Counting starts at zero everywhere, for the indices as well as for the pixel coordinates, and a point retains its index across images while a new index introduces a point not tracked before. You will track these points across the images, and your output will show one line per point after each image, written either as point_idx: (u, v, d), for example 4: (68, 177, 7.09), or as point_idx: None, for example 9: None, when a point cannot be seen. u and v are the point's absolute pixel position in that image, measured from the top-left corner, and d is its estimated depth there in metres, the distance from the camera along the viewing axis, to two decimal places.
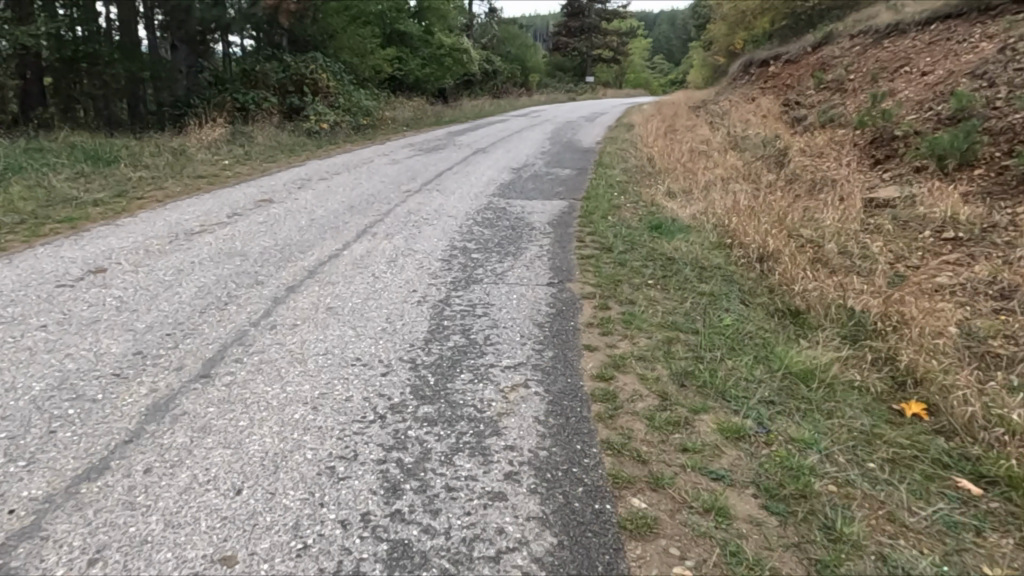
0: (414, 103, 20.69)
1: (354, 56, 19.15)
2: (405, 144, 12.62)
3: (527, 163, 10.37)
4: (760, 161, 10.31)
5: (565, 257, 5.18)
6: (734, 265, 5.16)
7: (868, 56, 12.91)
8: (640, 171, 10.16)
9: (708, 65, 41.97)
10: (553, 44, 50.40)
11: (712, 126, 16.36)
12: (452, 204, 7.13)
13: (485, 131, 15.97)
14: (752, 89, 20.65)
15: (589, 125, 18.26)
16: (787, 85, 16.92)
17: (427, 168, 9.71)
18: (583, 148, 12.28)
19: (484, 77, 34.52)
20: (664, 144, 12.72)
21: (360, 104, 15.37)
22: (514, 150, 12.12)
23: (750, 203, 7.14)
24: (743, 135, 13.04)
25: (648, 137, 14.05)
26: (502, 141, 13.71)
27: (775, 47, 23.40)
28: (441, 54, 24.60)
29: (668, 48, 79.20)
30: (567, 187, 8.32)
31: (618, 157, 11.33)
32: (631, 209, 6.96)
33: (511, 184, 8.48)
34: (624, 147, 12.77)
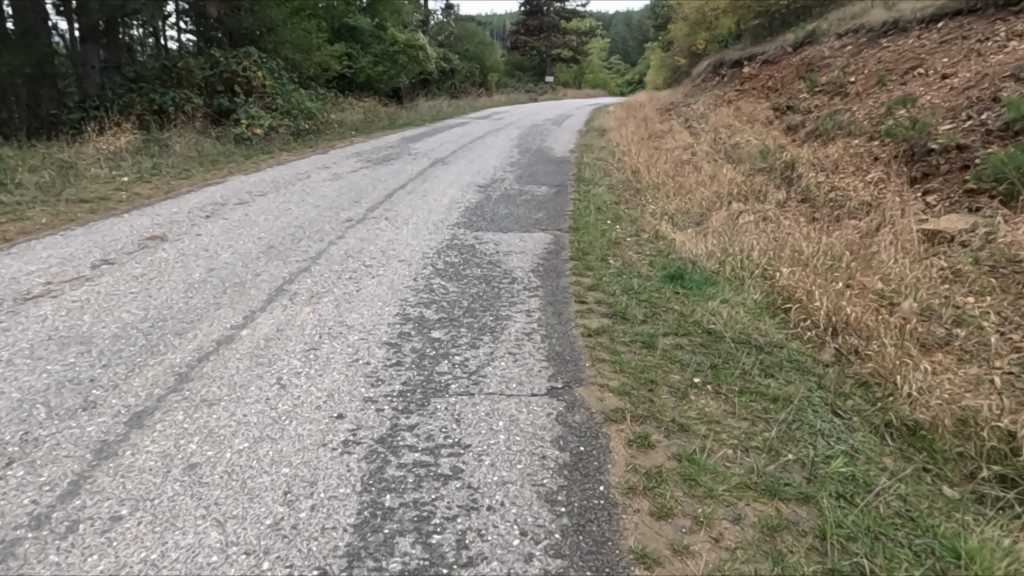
0: (365, 105, 18.90)
1: (296, 52, 17.29)
2: (351, 153, 10.90)
3: (495, 178, 8.81)
4: (763, 177, 8.99)
5: (564, 334, 3.65)
6: (800, 344, 3.70)
7: (867, 56, 11.78)
8: (629, 189, 8.72)
9: (670, 66, 41.08)
10: (512, 43, 48.87)
11: (692, 131, 15.09)
12: (405, 240, 5.53)
13: (445, 137, 14.38)
14: (727, 91, 19.50)
15: (557, 129, 16.82)
16: (770, 88, 15.76)
17: (376, 185, 8.06)
18: (557, 160, 10.76)
19: (442, 77, 32.77)
20: (647, 154, 11.34)
21: (301, 106, 13.60)
22: (478, 161, 10.53)
23: (778, 238, 5.78)
24: (732, 143, 11.75)
25: (626, 145, 12.67)
26: (465, 148, 12.17)
27: (747, 47, 22.46)
28: (393, 52, 22.81)
29: (625, 49, 78.77)
30: (548, 212, 6.81)
31: (599, 169, 9.89)
32: (634, 246, 5.50)
33: (479, 208, 6.91)
34: (602, 156, 11.34)
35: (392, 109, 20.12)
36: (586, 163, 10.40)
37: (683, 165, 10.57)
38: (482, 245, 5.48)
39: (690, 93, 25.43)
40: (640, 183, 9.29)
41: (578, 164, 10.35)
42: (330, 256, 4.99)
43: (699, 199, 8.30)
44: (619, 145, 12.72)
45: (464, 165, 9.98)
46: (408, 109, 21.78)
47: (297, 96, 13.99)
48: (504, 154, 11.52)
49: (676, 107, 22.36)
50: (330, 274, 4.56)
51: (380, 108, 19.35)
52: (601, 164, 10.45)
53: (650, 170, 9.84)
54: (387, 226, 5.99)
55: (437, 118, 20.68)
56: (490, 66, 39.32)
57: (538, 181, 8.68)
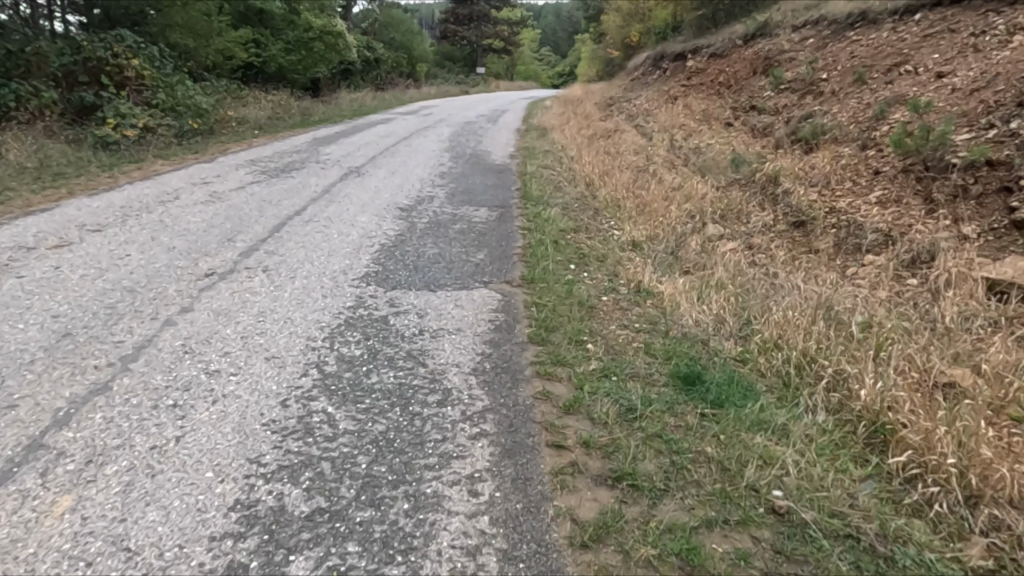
0: (274, 98, 16.71)
1: (188, 37, 14.95)
2: (244, 161, 8.92)
3: (421, 197, 7.09)
4: (741, 193, 7.66)
5: (537, 546, 2.03)
6: (934, 536, 2.19)
7: (836, 51, 10.62)
8: (587, 209, 7.18)
9: (604, 59, 40.00)
10: (441, 32, 46.68)
11: (642, 132, 13.71)
12: (285, 311, 3.77)
13: (366, 136, 12.50)
14: (673, 87, 18.27)
15: (493, 128, 15.18)
16: (722, 84, 14.56)
17: (267, 209, 6.23)
18: (496, 169, 9.11)
19: (365, 67, 30.42)
20: (601, 161, 9.83)
21: (190, 102, 11.45)
22: (403, 171, 8.76)
23: (804, 297, 4.34)
24: (695, 149, 10.40)
25: (573, 148, 11.16)
26: (387, 153, 10.36)
27: (689, 40, 21.43)
28: (308, 39, 20.53)
29: (556, 40, 77.75)
30: (492, 251, 5.18)
31: (548, 181, 8.32)
32: (618, 313, 3.93)
33: (398, 245, 5.20)
34: (551, 164, 9.75)
35: (306, 103, 17.95)
36: (534, 173, 8.81)
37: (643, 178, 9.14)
38: (399, 317, 3.78)
39: (630, 87, 24.21)
40: (598, 201, 7.78)
41: (522, 174, 8.74)
42: (158, 352, 3.20)
43: (673, 227, 6.85)
44: (565, 149, 11.19)
45: (384, 177, 8.20)
46: (326, 103, 19.62)
47: (185, 90, 11.79)
48: (434, 161, 9.79)
49: (616, 104, 21.04)
50: (146, 397, 2.79)
51: (293, 102, 17.18)
52: (550, 175, 8.87)
53: (607, 185, 8.35)
54: (265, 284, 4.22)
55: (359, 113, 18.67)
56: (418, 57, 37.15)
57: (475, 202, 7.03)
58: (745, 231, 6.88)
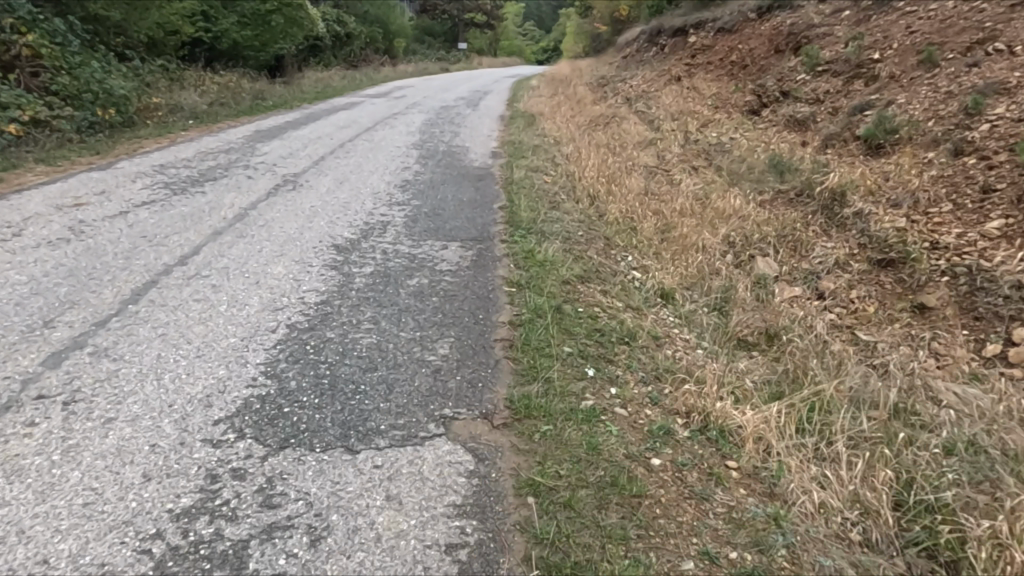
0: (223, 79, 14.61)
1: (113, 7, 12.78)
2: (151, 167, 6.99)
3: (371, 226, 5.19)
4: (793, 213, 5.89)
5: None
6: None
7: (887, 24, 8.77)
8: (598, 242, 5.36)
9: (591, 33, 37.75)
10: (420, 5, 44.02)
11: (647, 122, 11.82)
12: (46, 537, 1.93)
13: (320, 127, 10.52)
14: (675, 66, 16.29)
15: (475, 114, 13.24)
16: (737, 64, 12.71)
17: (141, 253, 4.34)
18: (476, 176, 7.21)
19: (336, 43, 28.06)
20: (607, 165, 7.98)
21: (101, 88, 9.42)
22: (356, 180, 6.82)
23: (994, 459, 2.57)
24: (717, 148, 8.57)
25: (570, 144, 9.32)
26: (341, 151, 8.40)
27: (690, 13, 19.47)
28: (265, 12, 18.30)
29: (540, 14, 75.00)
30: (463, 338, 3.33)
31: (545, 195, 6.46)
32: (694, 517, 2.14)
33: (316, 328, 3.37)
34: (546, 168, 7.87)
35: (261, 84, 15.81)
36: (524, 182, 6.95)
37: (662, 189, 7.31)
38: (269, 544, 1.95)
39: (624, 65, 22.19)
40: (610, 224, 5.94)
41: (509, 184, 6.85)
42: None
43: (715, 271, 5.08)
44: (559, 146, 9.32)
45: (328, 191, 6.28)
46: (286, 84, 17.46)
47: (96, 71, 9.74)
48: (398, 163, 7.84)
49: (610, 85, 19.04)
50: None
51: (244, 83, 15.06)
52: (545, 184, 7.00)
53: (620, 202, 6.52)
54: (48, 441, 2.37)
55: (324, 95, 16.60)
56: (395, 32, 34.69)
57: (444, 232, 5.13)
58: (810, 271, 5.11)
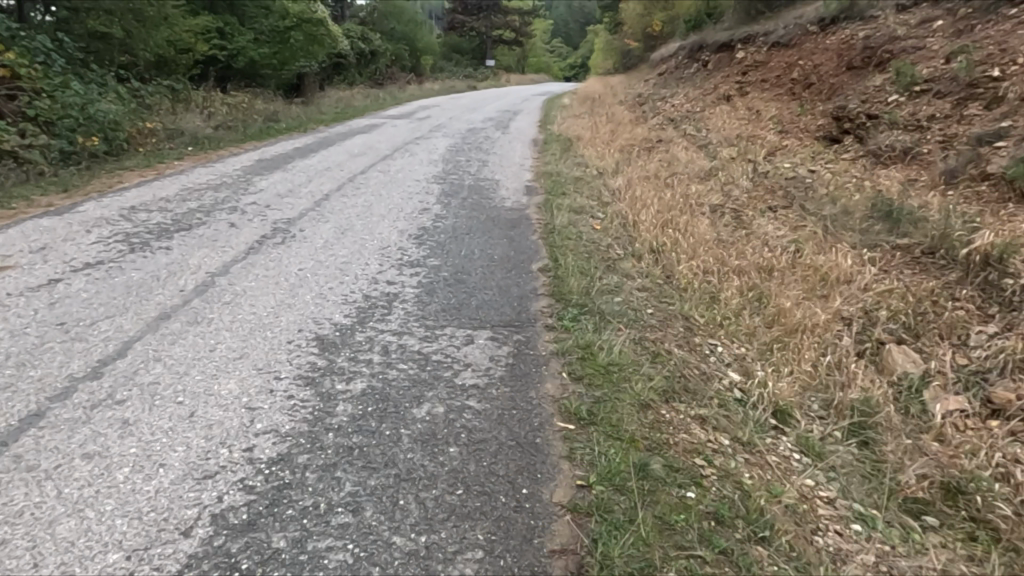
0: (234, 100, 13.62)
1: (116, 23, 11.98)
2: (119, 209, 5.82)
3: (371, 304, 3.89)
4: (927, 281, 4.49)
5: None
6: None
7: (1001, 35, 7.34)
8: (676, 323, 4.01)
9: (622, 50, 36.51)
10: (448, 22, 43.29)
11: (700, 148, 10.47)
12: None
13: (332, 155, 9.35)
14: (724, 84, 14.89)
15: (505, 138, 12.00)
16: (800, 83, 11.31)
17: (44, 354, 3.10)
18: (507, 222, 5.91)
19: (361, 61, 27.20)
20: (667, 205, 6.65)
21: (87, 111, 8.40)
22: (361, 228, 5.54)
23: None
24: (796, 182, 7.20)
25: (617, 176, 8.02)
26: (348, 187, 7.16)
27: (736, 27, 18.11)
28: (284, 29, 17.34)
29: (569, 31, 74.14)
30: (498, 550, 2.00)
31: (598, 250, 5.14)
32: None
33: (258, 527, 2.06)
34: (593, 209, 6.56)
35: (275, 104, 14.82)
36: (570, 230, 5.65)
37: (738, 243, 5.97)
38: None
39: (662, 83, 20.84)
40: (684, 292, 4.60)
41: (549, 233, 5.54)
42: None
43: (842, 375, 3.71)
44: (606, 178, 8.00)
45: (324, 245, 5.01)
46: (304, 105, 16.46)
47: (83, 93, 8.73)
48: (414, 202, 6.58)
49: (649, 104, 17.69)
50: None
51: (256, 104, 14.05)
52: (594, 232, 5.70)
53: (693, 261, 5.17)
54: None
55: (343, 116, 15.55)
56: (422, 49, 33.83)
57: (468, 314, 3.81)
58: (972, 373, 3.71)
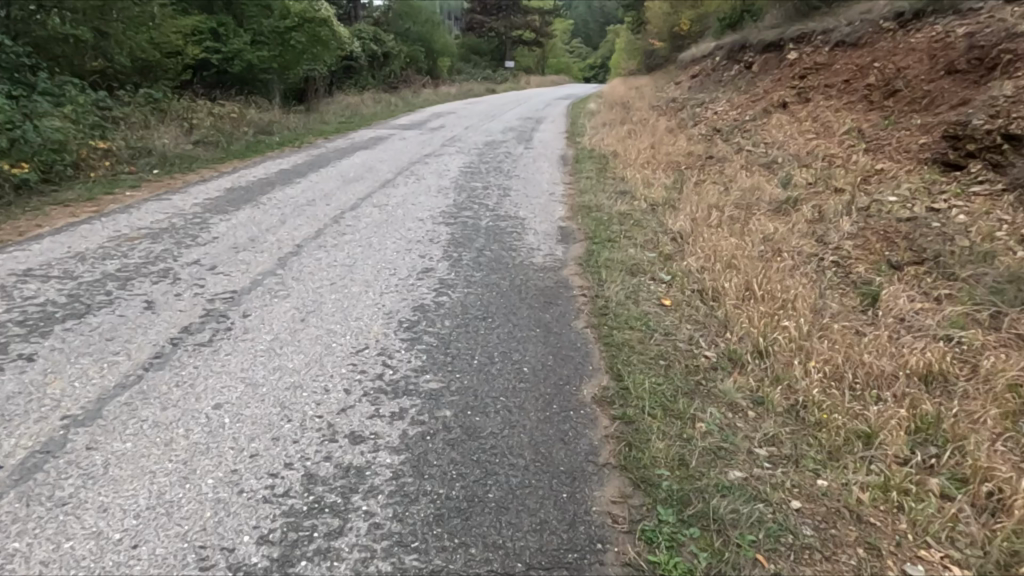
0: (224, 110, 12.13)
1: (82, 26, 10.69)
2: (10, 274, 4.27)
3: (314, 502, 2.24)
4: None
5: None
6: None
7: None
8: (846, 530, 2.33)
9: (647, 50, 34.75)
10: (466, 23, 41.89)
11: (763, 170, 8.76)
12: None
13: (322, 180, 7.76)
14: (777, 89, 13.14)
15: (527, 154, 10.38)
16: (882, 92, 9.55)
17: None
18: (538, 296, 4.21)
19: (373, 63, 25.69)
20: (754, 264, 4.97)
21: (19, 130, 6.96)
22: (331, 310, 3.88)
23: None
24: (916, 226, 5.48)
25: (674, 214, 6.36)
26: (329, 233, 5.51)
27: (784, 26, 16.33)
28: (284, 30, 15.69)
29: (589, 32, 72.46)
30: None
31: (679, 355, 3.49)
32: None
33: None
34: (655, 269, 4.88)
35: (272, 114, 13.33)
36: (632, 312, 3.97)
37: (865, 328, 4.27)
38: None
39: (698, 86, 19.06)
40: (828, 438, 2.90)
41: (600, 319, 3.85)
42: None
43: None
44: (662, 217, 6.32)
45: (268, 349, 3.34)
46: (305, 114, 14.94)
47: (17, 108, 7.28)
48: (411, 258, 4.91)
49: (687, 111, 15.95)
50: None
51: (249, 114, 12.52)
52: (665, 313, 4.02)
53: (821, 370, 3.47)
54: None
55: (347, 126, 14.00)
56: (439, 51, 32.25)
57: (481, 526, 2.14)
58: None
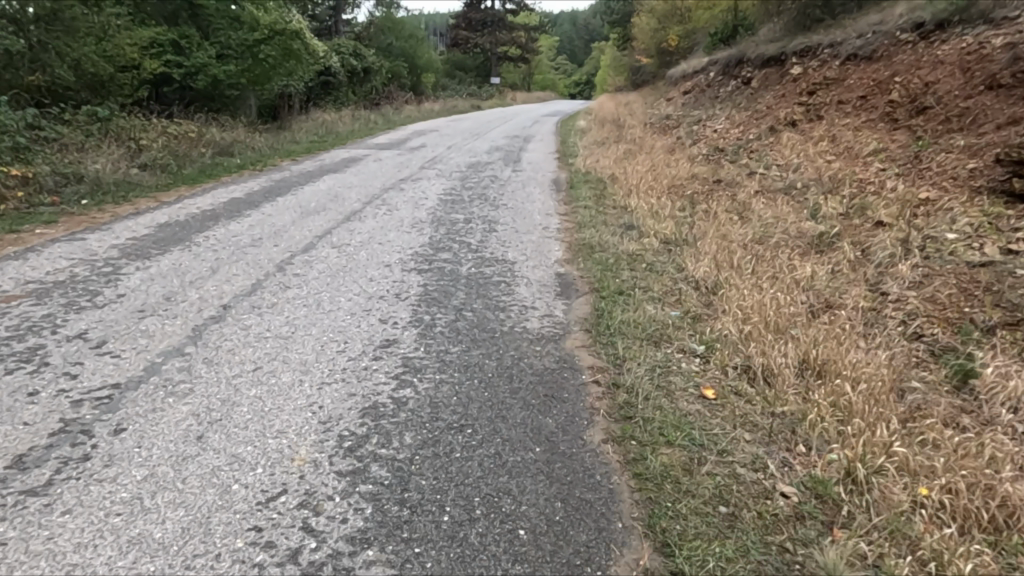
0: (180, 129, 11.01)
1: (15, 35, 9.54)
2: None
3: None
4: None
5: None
6: None
7: None
8: None
9: (635, 66, 34.02)
10: (451, 38, 41.12)
11: (780, 199, 7.78)
12: None
13: (277, 212, 6.66)
14: (783, 105, 12.22)
15: (516, 177, 9.34)
16: (910, 109, 8.61)
17: None
18: (533, 386, 3.11)
19: (353, 79, 24.62)
20: (809, 329, 3.92)
21: None
22: (244, 420, 2.74)
23: None
24: (996, 273, 4.45)
25: (692, 257, 5.33)
26: (269, 287, 4.38)
27: (785, 39, 15.48)
28: (252, 43, 14.53)
29: (575, 48, 72.17)
30: None
31: (743, 493, 2.39)
32: None
33: None
34: (685, 338, 3.81)
35: (236, 133, 12.22)
36: (667, 414, 2.88)
37: (972, 424, 3.22)
38: None
39: (693, 102, 18.18)
40: None
41: (625, 428, 2.75)
42: None
43: None
44: (681, 260, 5.27)
45: (132, 501, 2.21)
46: (274, 133, 13.82)
47: None
48: (367, 324, 3.80)
49: (684, 128, 15.01)
50: None
51: (210, 134, 11.38)
52: (710, 413, 2.94)
53: (963, 513, 2.35)
54: None
55: (319, 145, 12.90)
56: (423, 66, 31.23)
57: None
58: None
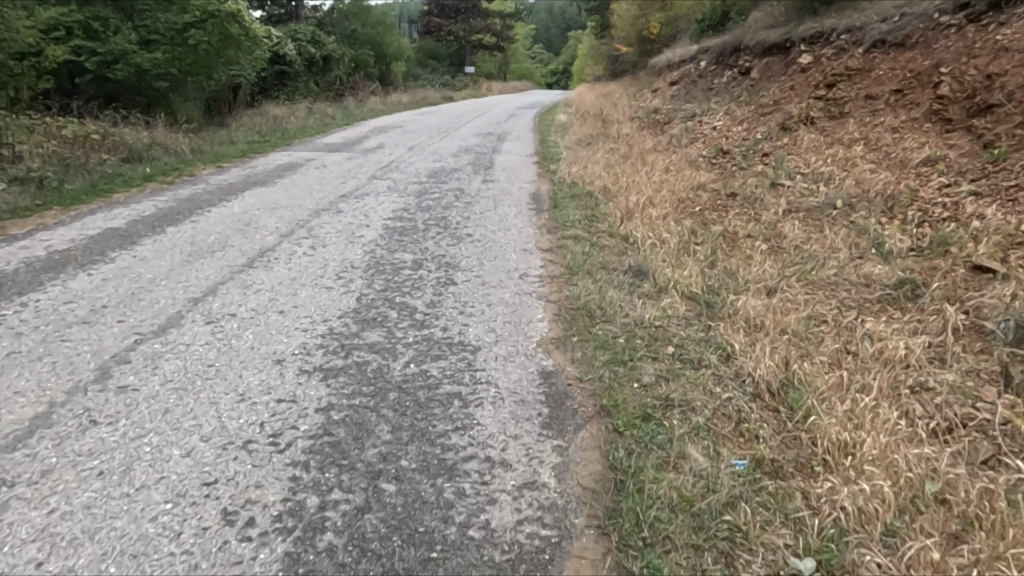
0: (78, 131, 9.04)
1: None
2: None
3: None
4: None
5: None
6: None
7: None
8: None
9: (613, 55, 32.30)
10: (423, 25, 39.04)
11: (819, 226, 6.17)
12: None
13: (153, 255, 4.85)
14: (794, 98, 10.62)
15: (486, 190, 7.59)
16: (970, 105, 7.05)
17: None
18: None
19: (312, 69, 22.57)
20: (981, 505, 2.28)
21: None
22: None
23: None
24: None
25: (737, 334, 3.67)
26: (58, 426, 2.59)
27: (788, 25, 13.91)
28: (180, 28, 12.53)
29: (551, 37, 70.17)
30: None
31: None
32: None
33: None
34: (776, 539, 2.14)
35: (155, 133, 10.28)
36: None
37: None
38: None
39: (683, 95, 16.54)
40: None
41: None
42: None
43: None
44: (723, 340, 3.60)
45: None
46: (206, 133, 11.86)
47: None
48: (196, 533, 2.06)
49: (677, 125, 13.36)
50: None
51: (117, 135, 9.41)
52: None
53: None
54: None
55: (257, 147, 11.00)
56: (391, 55, 29.16)
57: None
58: None
